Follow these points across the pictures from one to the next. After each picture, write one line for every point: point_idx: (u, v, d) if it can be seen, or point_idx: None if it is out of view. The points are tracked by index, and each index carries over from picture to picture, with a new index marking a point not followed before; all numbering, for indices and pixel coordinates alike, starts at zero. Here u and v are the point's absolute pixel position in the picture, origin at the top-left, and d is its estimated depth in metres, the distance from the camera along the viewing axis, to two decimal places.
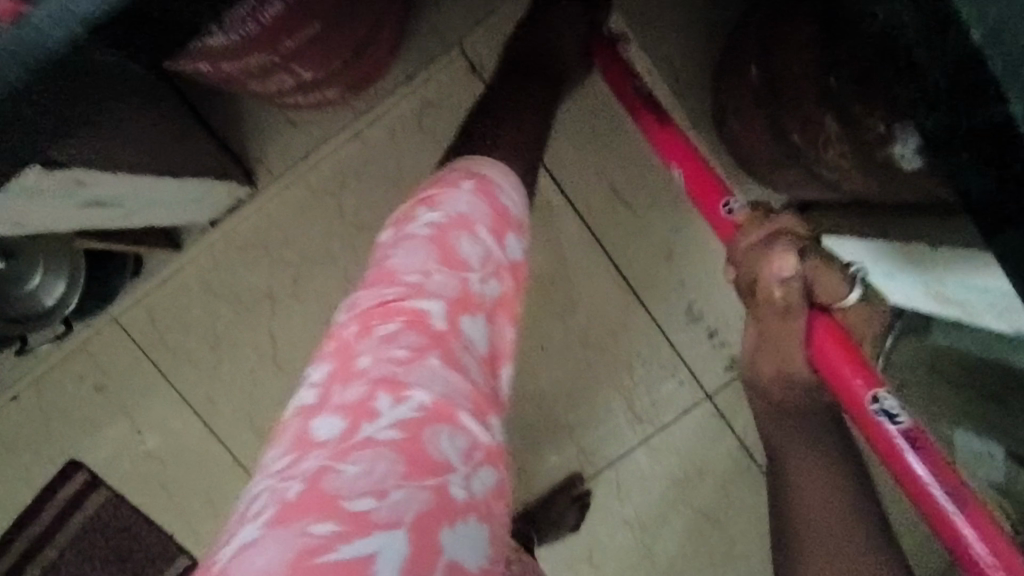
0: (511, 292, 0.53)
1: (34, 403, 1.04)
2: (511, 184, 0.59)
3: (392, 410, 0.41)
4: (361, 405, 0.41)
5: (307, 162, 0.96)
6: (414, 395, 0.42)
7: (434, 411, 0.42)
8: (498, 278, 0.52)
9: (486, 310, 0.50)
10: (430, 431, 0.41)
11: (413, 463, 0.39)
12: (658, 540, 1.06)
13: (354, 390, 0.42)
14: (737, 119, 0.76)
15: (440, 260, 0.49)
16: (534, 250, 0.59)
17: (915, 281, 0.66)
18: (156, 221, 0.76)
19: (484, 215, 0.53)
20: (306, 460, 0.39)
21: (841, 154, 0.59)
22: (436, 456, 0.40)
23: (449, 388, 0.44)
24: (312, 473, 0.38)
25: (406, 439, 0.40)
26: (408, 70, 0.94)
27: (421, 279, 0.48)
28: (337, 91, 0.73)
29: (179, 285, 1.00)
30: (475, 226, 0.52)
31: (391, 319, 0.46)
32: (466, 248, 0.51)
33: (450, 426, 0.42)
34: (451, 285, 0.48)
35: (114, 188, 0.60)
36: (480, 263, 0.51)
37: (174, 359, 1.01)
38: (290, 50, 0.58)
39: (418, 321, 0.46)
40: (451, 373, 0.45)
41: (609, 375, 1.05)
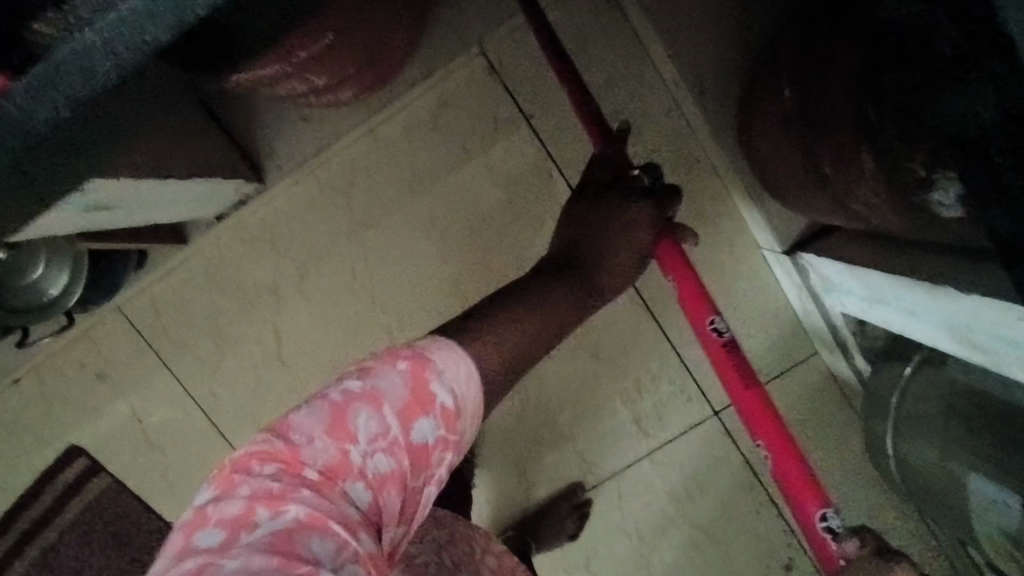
0: (404, 467, 0.54)
1: (35, 388, 1.04)
2: (459, 359, 0.59)
3: (268, 521, 0.47)
4: (243, 516, 0.48)
5: (316, 159, 0.94)
6: (290, 509, 0.48)
7: (305, 522, 0.48)
8: (392, 454, 0.53)
9: (369, 477, 0.52)
10: (301, 539, 0.47)
11: (282, 557, 0.45)
12: (656, 554, 1.05)
13: (235, 504, 0.49)
14: (764, 143, 0.74)
15: (387, 381, 0.54)
16: (464, 434, 0.58)
17: (940, 322, 0.64)
18: (158, 218, 0.74)
19: (399, 393, 0.54)
20: (192, 558, 0.46)
21: (874, 192, 0.57)
22: (306, 555, 0.46)
23: (324, 508, 0.49)
24: (205, 560, 0.46)
25: (282, 536, 0.46)
26: (424, 68, 0.91)
27: (302, 441, 0.51)
28: (352, 94, 0.71)
29: (184, 277, 0.99)
30: (383, 402, 0.53)
31: (271, 460, 0.51)
32: (362, 420, 0.53)
33: (320, 535, 0.47)
34: (331, 449, 0.51)
35: (117, 193, 0.59)
36: (371, 439, 0.53)
37: (176, 351, 1.01)
38: (302, 61, 0.56)
39: (337, 433, 0.52)
40: (324, 504, 0.49)
41: (615, 386, 1.04)
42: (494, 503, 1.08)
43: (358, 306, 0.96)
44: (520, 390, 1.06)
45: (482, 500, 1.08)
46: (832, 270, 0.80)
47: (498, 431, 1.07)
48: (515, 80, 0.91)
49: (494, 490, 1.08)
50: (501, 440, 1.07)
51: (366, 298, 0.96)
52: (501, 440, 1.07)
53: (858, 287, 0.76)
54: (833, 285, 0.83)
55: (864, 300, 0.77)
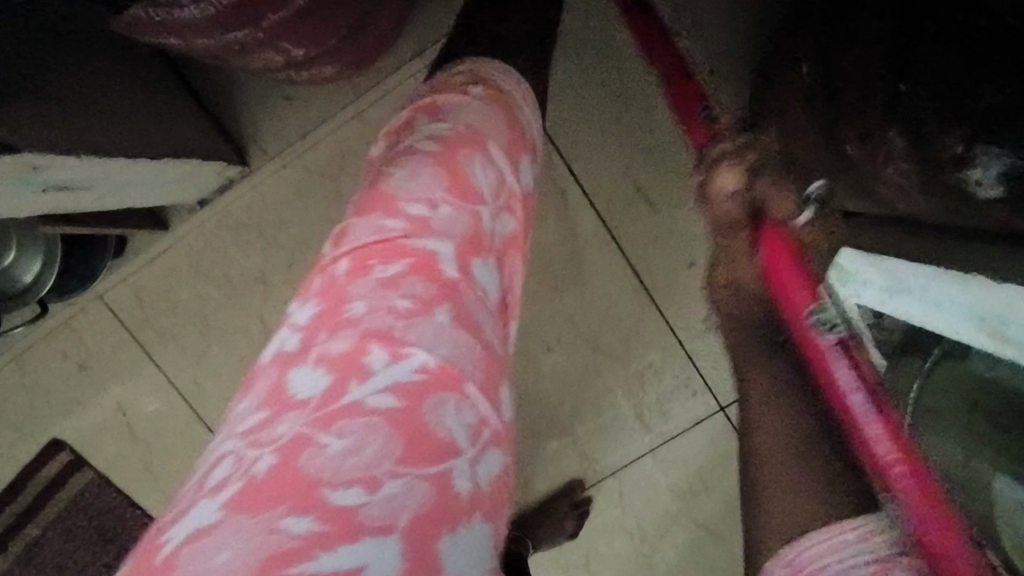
0: (499, 295, 0.59)
1: (15, 380, 1.00)
2: (523, 204, 0.67)
3: (388, 367, 0.48)
4: (356, 356, 0.48)
5: (305, 141, 0.89)
6: (414, 354, 0.49)
7: (433, 373, 0.49)
8: (489, 273, 0.58)
9: (484, 269, 0.57)
10: (432, 403, 0.48)
11: (411, 441, 0.45)
12: (658, 554, 1.01)
13: (342, 342, 0.49)
14: (779, 123, 0.69)
15: (443, 225, 0.56)
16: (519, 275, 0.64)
17: None
18: (133, 202, 0.70)
19: (494, 174, 0.62)
20: (299, 409, 0.46)
21: (901, 172, 0.52)
22: (441, 426, 0.47)
23: (456, 356, 0.50)
24: (317, 417, 0.45)
25: (409, 406, 0.47)
26: (418, 46, 0.87)
27: (425, 219, 0.56)
28: (338, 68, 0.66)
29: (167, 265, 0.94)
30: (479, 215, 0.59)
31: (393, 263, 0.53)
32: (479, 176, 0.61)
33: (454, 396, 0.49)
34: (451, 248, 0.55)
35: (79, 172, 0.54)
36: (493, 199, 0.61)
37: (160, 341, 0.97)
38: (278, 29, 0.51)
39: (426, 266, 0.54)
40: (455, 335, 0.52)
41: (617, 380, 1.00)
42: None
43: None
44: (518, 383, 1.02)
45: None
46: None
47: None
48: None
49: None
50: None
51: None
52: None
53: None
54: None
55: None
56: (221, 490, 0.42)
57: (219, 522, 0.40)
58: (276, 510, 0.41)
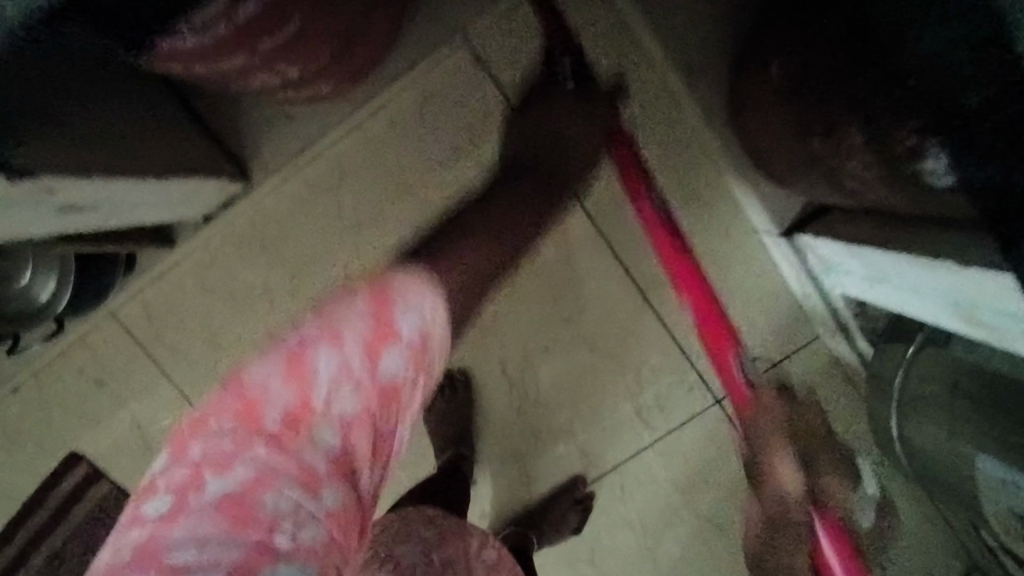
0: (371, 407, 0.52)
1: (33, 396, 1.04)
2: (425, 304, 0.57)
3: (216, 483, 0.47)
4: (191, 480, 0.48)
5: (303, 156, 0.93)
6: (237, 471, 0.48)
7: (253, 482, 0.47)
8: (358, 395, 0.51)
9: (336, 421, 0.51)
10: (254, 499, 0.47)
11: (233, 521, 0.46)
12: (662, 546, 1.04)
13: (195, 454, 0.49)
14: (754, 120, 0.72)
15: (289, 370, 0.50)
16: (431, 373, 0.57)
17: (944, 300, 0.62)
18: (141, 220, 0.73)
19: (362, 328, 0.52)
20: (143, 525, 0.47)
21: (864, 165, 0.55)
22: (261, 514, 0.47)
23: (277, 467, 0.48)
24: (159, 523, 0.47)
25: (235, 500, 0.47)
26: (408, 61, 0.90)
27: (261, 394, 0.50)
28: (332, 85, 0.70)
29: (176, 280, 0.98)
30: (343, 340, 0.52)
31: (224, 414, 0.50)
32: (321, 364, 0.51)
33: (273, 491, 0.48)
34: (288, 401, 0.50)
35: (92, 195, 0.58)
36: (334, 383, 0.51)
37: (171, 355, 1.00)
38: (270, 51, 0.54)
39: (251, 415, 0.49)
40: (278, 458, 0.48)
41: (613, 376, 1.02)
42: (496, 499, 1.07)
43: None
44: (518, 384, 1.05)
45: (484, 496, 1.07)
46: (830, 250, 0.78)
47: (497, 425, 1.06)
48: (500, 68, 0.89)
49: (496, 486, 1.07)
50: (501, 435, 1.06)
51: None
52: (501, 435, 1.06)
53: (857, 268, 0.75)
54: (831, 265, 0.81)
55: (862, 280, 0.76)
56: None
57: None
58: None
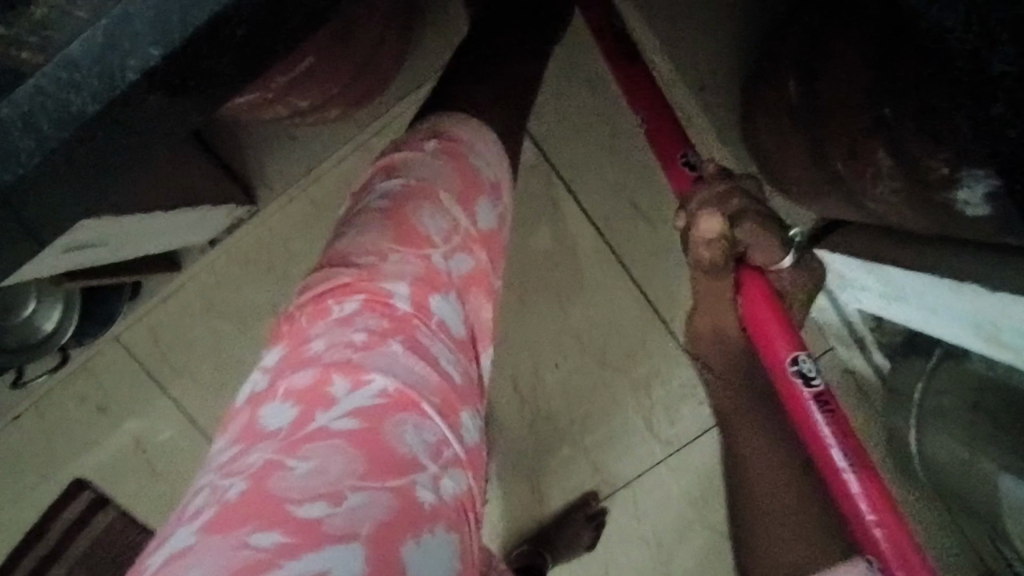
0: (481, 264, 0.53)
1: (35, 423, 1.01)
2: (489, 148, 0.57)
3: (349, 394, 0.42)
4: (316, 388, 0.43)
5: (309, 176, 0.91)
6: (373, 380, 0.43)
7: (392, 398, 0.43)
8: (466, 251, 0.52)
9: (455, 284, 0.51)
10: (392, 421, 0.42)
11: (370, 458, 0.40)
12: (676, 561, 1.03)
13: (304, 374, 0.43)
14: (771, 138, 0.71)
15: (397, 234, 0.49)
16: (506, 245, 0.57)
17: (965, 321, 0.61)
18: (146, 250, 0.71)
19: (451, 177, 0.52)
20: (259, 449, 0.40)
21: (892, 191, 0.54)
22: (401, 450, 0.41)
23: (411, 379, 0.44)
24: (267, 462, 0.39)
25: (365, 430, 0.41)
26: (414, 77, 0.88)
27: (376, 260, 0.48)
28: (341, 109, 0.68)
29: (181, 303, 0.96)
30: (437, 198, 0.51)
31: (350, 297, 0.47)
32: (428, 222, 0.50)
33: (411, 416, 0.43)
34: (413, 267, 0.48)
35: (99, 232, 0.56)
36: (447, 237, 0.51)
37: (177, 379, 0.98)
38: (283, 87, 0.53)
39: (378, 299, 0.46)
40: (414, 360, 0.45)
41: (625, 391, 1.01)
42: (508, 517, 1.06)
43: None
44: (528, 400, 1.03)
45: (496, 514, 1.06)
46: (845, 266, 0.77)
47: (508, 442, 1.05)
48: None
49: (508, 504, 1.06)
50: (513, 452, 1.05)
51: None
52: (512, 452, 1.05)
53: (874, 286, 0.73)
54: (847, 281, 0.80)
55: (881, 297, 0.75)
56: (171, 536, 0.38)
57: (194, 543, 0.36)
58: (244, 526, 0.36)
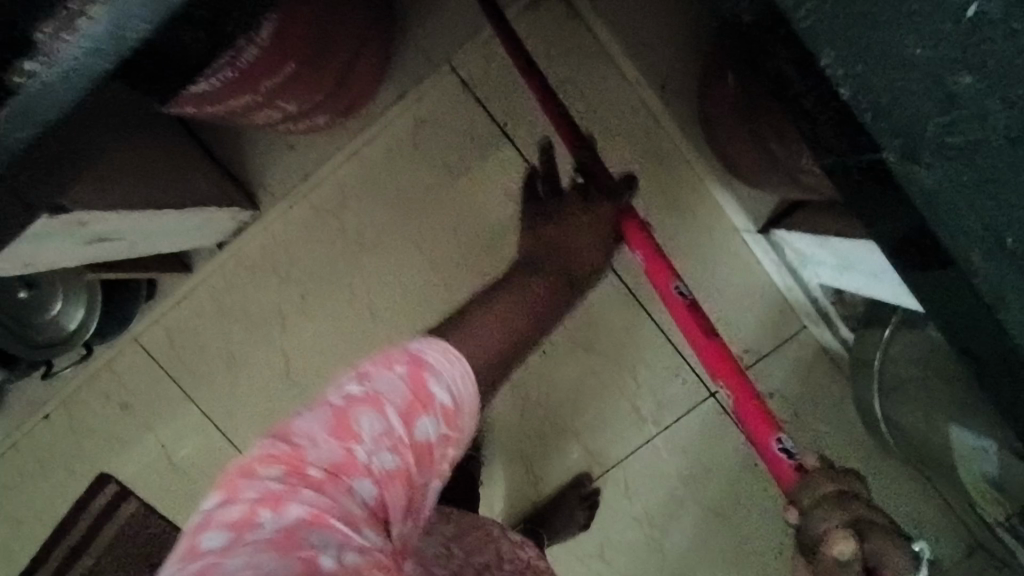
0: (407, 464, 0.55)
1: (63, 421, 1.09)
2: (456, 364, 0.61)
3: (271, 521, 0.47)
4: (245, 519, 0.47)
5: (307, 183, 0.99)
6: (292, 508, 0.48)
7: (308, 519, 0.48)
8: (397, 453, 0.54)
9: (377, 475, 0.53)
10: (304, 534, 0.47)
11: (282, 546, 0.46)
12: (668, 538, 1.07)
13: (239, 507, 0.48)
14: (719, 127, 0.78)
15: (338, 423, 0.53)
16: (464, 431, 0.60)
17: (901, 282, 0.67)
18: (161, 248, 0.79)
19: (400, 394, 0.56)
20: (196, 563, 0.45)
21: (812, 162, 0.60)
22: (307, 542, 0.46)
23: (325, 504, 0.49)
24: (211, 560, 0.45)
25: (283, 535, 0.46)
26: (399, 89, 0.96)
27: (305, 446, 0.52)
28: (329, 116, 0.76)
29: (194, 305, 1.04)
30: (383, 406, 0.55)
31: (276, 465, 0.50)
32: (364, 423, 0.54)
33: (322, 530, 0.47)
34: (336, 452, 0.52)
35: (117, 226, 0.64)
36: (376, 440, 0.53)
37: (192, 376, 1.06)
38: (270, 89, 0.60)
39: (299, 463, 0.51)
40: (336, 501, 0.50)
41: (610, 376, 1.07)
42: (507, 500, 1.11)
43: (360, 319, 1.01)
44: (519, 388, 1.09)
45: (495, 498, 1.11)
46: (802, 242, 0.83)
47: (504, 428, 1.10)
48: (486, 91, 0.95)
49: (506, 488, 1.11)
50: (508, 438, 1.10)
51: (365, 311, 1.01)
52: (507, 438, 1.10)
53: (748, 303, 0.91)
54: (806, 258, 0.86)
55: (834, 269, 0.80)
56: None
57: None
58: None
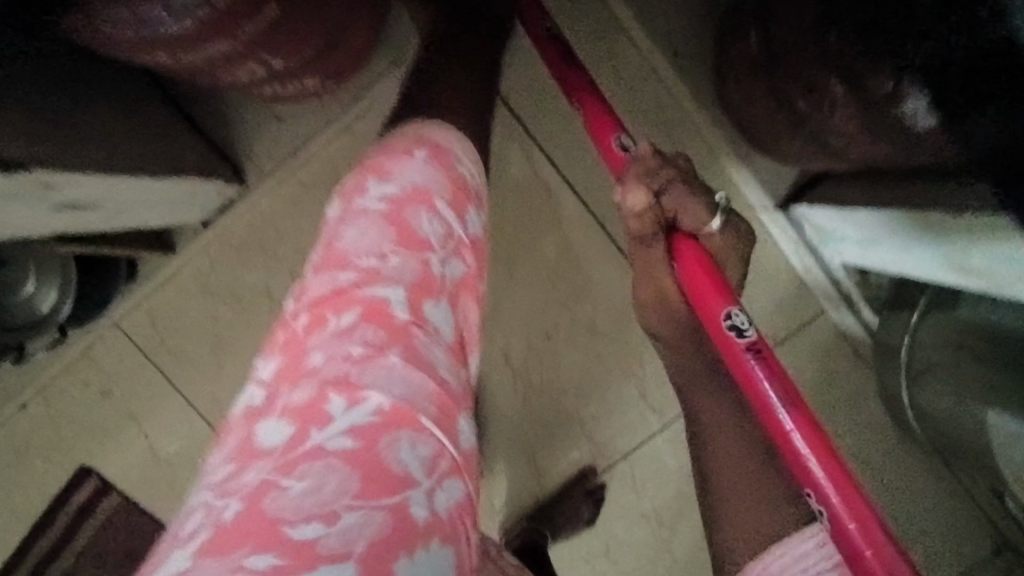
0: (469, 273, 0.55)
1: (40, 410, 1.04)
2: (473, 156, 0.62)
3: (345, 414, 0.43)
4: (311, 408, 0.43)
5: (296, 158, 0.94)
6: (369, 397, 0.44)
7: (389, 415, 0.43)
8: (460, 258, 0.55)
9: (448, 293, 0.52)
10: (388, 439, 0.43)
11: (368, 480, 0.40)
12: (678, 535, 1.02)
13: (303, 393, 0.44)
14: (739, 91, 0.72)
15: (400, 243, 0.51)
16: (492, 215, 0.61)
17: (937, 256, 0.61)
18: (138, 223, 0.74)
19: (442, 187, 0.55)
20: (259, 464, 0.42)
21: (847, 118, 0.55)
22: (395, 468, 0.42)
23: (407, 396, 0.45)
24: (263, 484, 0.40)
25: (361, 448, 0.42)
26: (394, 58, 0.91)
27: (375, 264, 0.50)
28: (319, 79, 0.70)
29: (179, 288, 0.99)
30: (434, 203, 0.54)
31: (343, 311, 0.48)
32: (425, 226, 0.52)
33: (407, 433, 0.43)
34: (408, 270, 0.50)
35: (88, 191, 0.59)
36: (441, 242, 0.53)
37: (176, 363, 1.00)
38: (253, 37, 0.54)
39: (372, 313, 0.47)
40: (413, 372, 0.46)
41: (617, 364, 1.02)
42: (508, 495, 1.06)
43: None
44: (521, 375, 1.04)
45: (495, 492, 1.06)
46: (826, 218, 0.78)
47: (504, 418, 1.05)
48: None
49: (507, 481, 1.06)
50: (508, 428, 1.05)
51: None
52: (508, 428, 1.05)
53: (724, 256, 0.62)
54: (830, 235, 0.81)
55: (859, 244, 0.75)
56: (188, 546, 0.39)
57: (189, 569, 0.37)
58: (240, 550, 0.37)
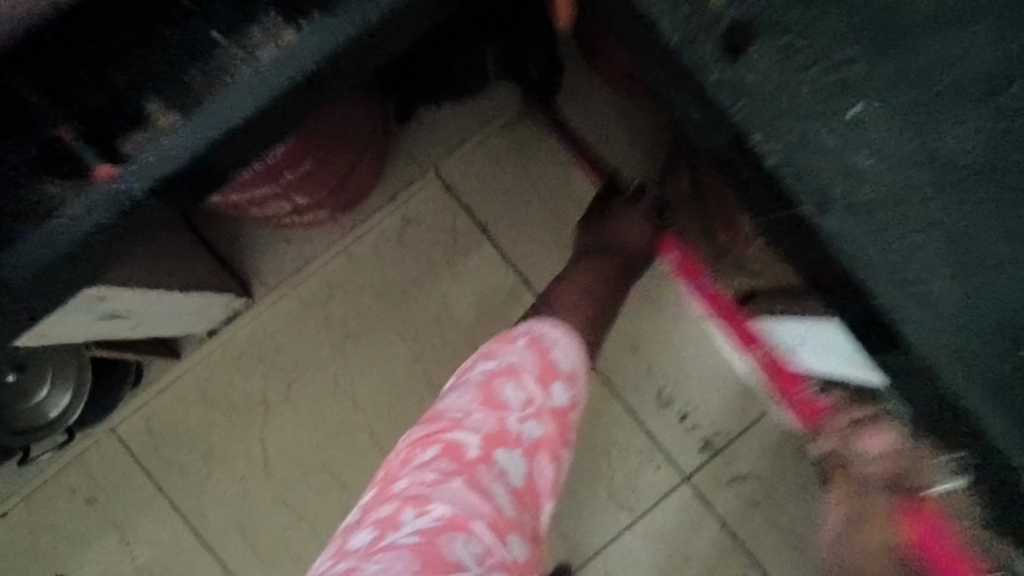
0: (549, 433, 0.65)
1: (21, 519, 1.04)
2: (567, 343, 0.73)
3: (414, 520, 0.56)
4: (392, 517, 0.57)
5: (298, 276, 1.05)
6: (433, 508, 0.56)
7: (449, 521, 0.56)
8: (540, 421, 0.65)
9: (523, 445, 0.63)
10: (445, 537, 0.55)
11: (426, 563, 0.52)
12: None
13: (388, 506, 0.58)
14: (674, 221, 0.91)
15: (483, 403, 0.64)
16: (583, 392, 0.71)
17: (838, 353, 0.72)
18: (154, 332, 0.83)
19: (530, 367, 0.67)
20: (349, 555, 0.55)
21: (759, 248, 0.69)
22: (451, 557, 0.53)
23: (470, 504, 0.57)
24: (359, 555, 0.54)
25: (424, 543, 0.54)
26: (389, 192, 1.06)
27: (461, 416, 0.63)
28: (329, 210, 0.83)
29: (177, 394, 1.05)
30: (519, 377, 0.66)
31: (430, 447, 0.62)
32: (508, 394, 0.65)
33: (463, 535, 0.55)
34: (485, 426, 0.63)
35: (128, 304, 0.68)
36: (521, 408, 0.64)
37: (166, 468, 1.04)
38: (290, 183, 0.70)
39: (452, 450, 0.61)
40: (473, 494, 0.58)
41: (588, 462, 1.09)
42: None
43: (341, 409, 1.04)
44: None
45: None
46: (757, 325, 0.89)
47: None
48: (469, 194, 1.06)
49: None
50: None
51: (348, 401, 1.04)
52: None
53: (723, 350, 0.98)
54: (763, 341, 0.91)
55: (787, 348, 0.85)
56: None
57: None
58: None
